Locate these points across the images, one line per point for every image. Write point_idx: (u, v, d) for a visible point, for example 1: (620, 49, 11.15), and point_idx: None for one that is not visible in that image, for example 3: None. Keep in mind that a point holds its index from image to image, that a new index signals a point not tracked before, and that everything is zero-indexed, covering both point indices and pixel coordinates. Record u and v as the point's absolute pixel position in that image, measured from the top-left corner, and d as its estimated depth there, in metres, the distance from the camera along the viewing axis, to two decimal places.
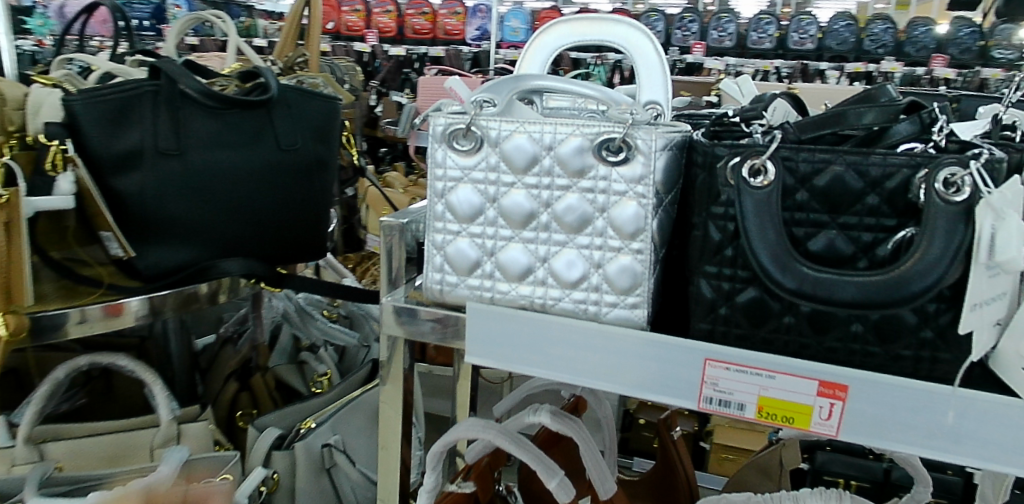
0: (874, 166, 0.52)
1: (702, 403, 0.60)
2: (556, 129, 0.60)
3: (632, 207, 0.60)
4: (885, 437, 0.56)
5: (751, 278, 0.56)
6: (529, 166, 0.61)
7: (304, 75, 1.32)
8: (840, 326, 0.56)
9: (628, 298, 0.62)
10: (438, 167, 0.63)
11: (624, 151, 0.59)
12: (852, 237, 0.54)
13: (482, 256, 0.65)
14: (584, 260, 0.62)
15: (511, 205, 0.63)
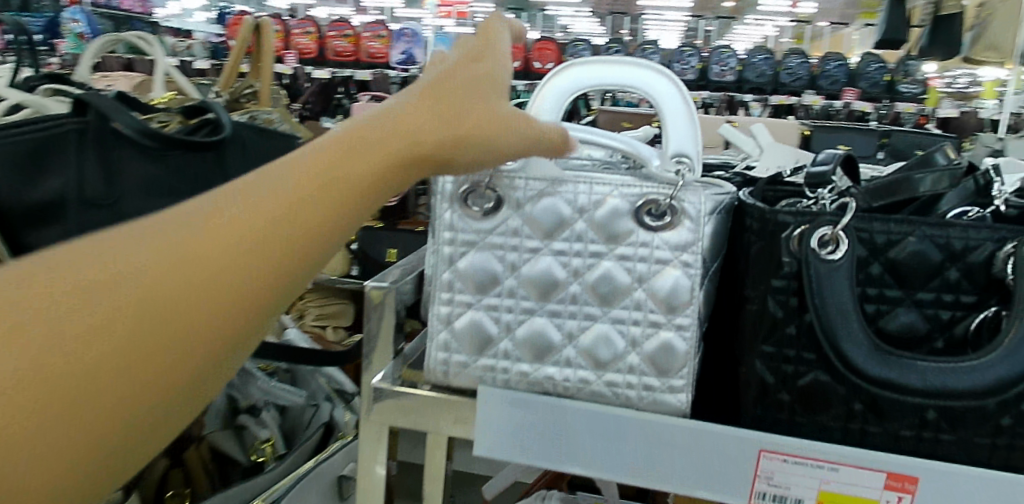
0: (955, 239, 0.47)
1: (754, 500, 0.52)
2: (590, 189, 0.53)
3: (679, 277, 0.52)
4: None
5: (813, 359, 0.50)
6: (558, 231, 0.54)
7: (256, 109, 1.21)
8: (912, 413, 0.50)
9: (672, 380, 0.54)
10: (448, 229, 0.55)
11: (668, 216, 0.52)
12: (928, 315, 0.48)
13: (499, 333, 0.56)
14: (619, 337, 0.55)
15: (535, 273, 0.55)
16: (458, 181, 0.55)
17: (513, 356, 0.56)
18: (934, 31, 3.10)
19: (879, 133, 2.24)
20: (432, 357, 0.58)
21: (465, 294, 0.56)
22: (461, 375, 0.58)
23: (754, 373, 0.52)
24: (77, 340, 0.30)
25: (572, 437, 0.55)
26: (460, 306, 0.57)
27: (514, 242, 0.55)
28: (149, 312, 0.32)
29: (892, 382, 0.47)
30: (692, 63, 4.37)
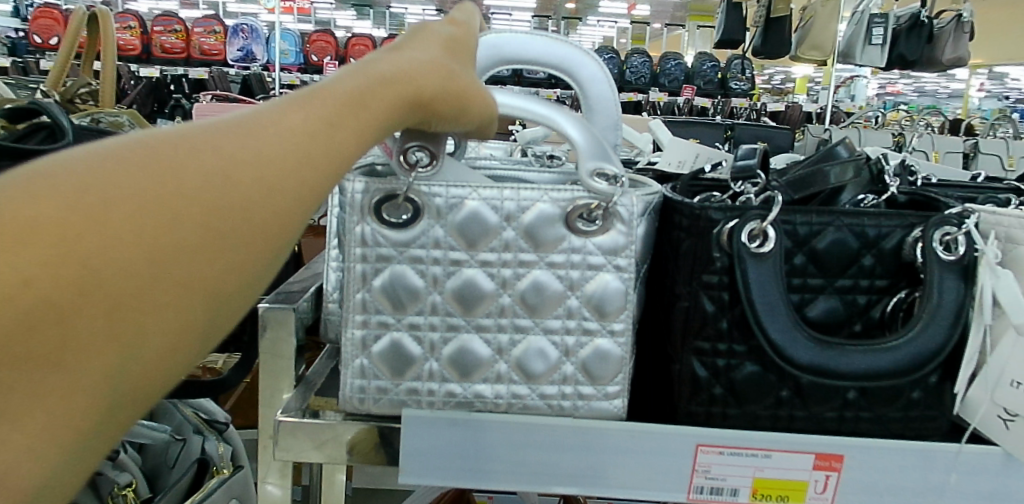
0: (870, 226, 0.49)
1: (693, 494, 0.52)
2: (519, 195, 0.49)
3: (616, 284, 0.51)
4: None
5: (748, 351, 0.50)
6: (486, 241, 0.50)
7: (99, 111, 1.06)
8: (837, 395, 0.51)
9: (609, 388, 0.52)
10: (361, 245, 0.49)
11: (601, 220, 0.50)
12: (848, 300, 0.50)
13: (424, 354, 0.52)
14: (554, 348, 0.52)
15: (463, 288, 0.51)
16: (370, 191, 0.49)
17: (442, 377, 0.52)
18: (761, 32, 3.38)
19: (724, 126, 2.40)
20: (348, 385, 0.52)
21: (383, 314, 0.51)
22: (383, 400, 0.52)
23: (687, 370, 0.51)
24: (84, 315, 0.26)
25: (509, 453, 0.52)
26: (377, 326, 0.51)
27: (437, 254, 0.50)
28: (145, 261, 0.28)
29: (825, 370, 0.48)
30: None
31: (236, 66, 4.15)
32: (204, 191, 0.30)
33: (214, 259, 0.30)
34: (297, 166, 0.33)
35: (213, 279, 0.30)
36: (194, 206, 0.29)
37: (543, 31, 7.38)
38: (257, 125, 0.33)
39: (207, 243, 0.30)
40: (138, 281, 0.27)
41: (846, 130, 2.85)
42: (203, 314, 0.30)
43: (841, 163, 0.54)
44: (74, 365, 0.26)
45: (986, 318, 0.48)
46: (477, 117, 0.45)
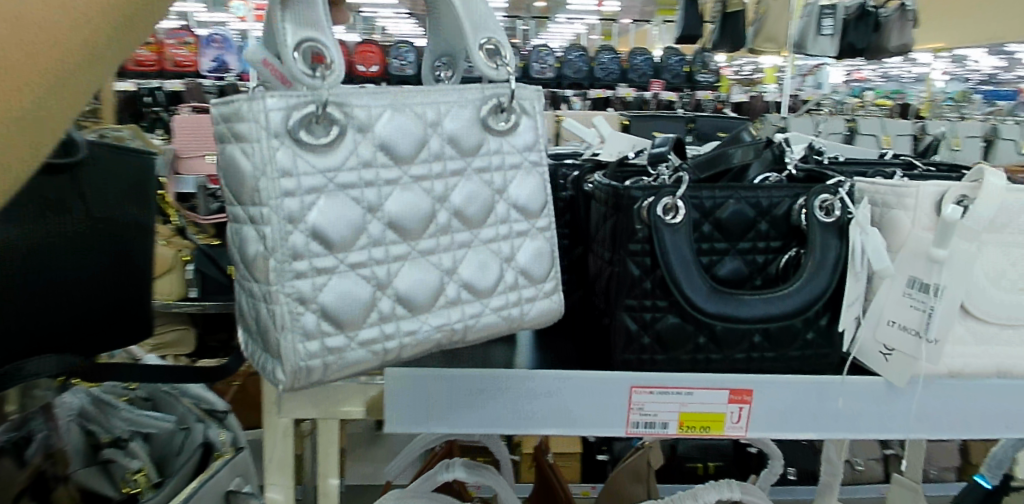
0: (763, 198, 0.60)
1: (630, 428, 0.62)
2: (438, 100, 0.49)
3: (534, 180, 0.54)
4: (788, 427, 0.62)
5: (669, 305, 0.61)
6: (416, 152, 0.49)
7: (104, 128, 1.11)
8: (744, 339, 0.62)
9: (546, 285, 0.56)
10: (286, 177, 0.45)
11: (510, 117, 0.52)
12: (748, 260, 0.60)
13: (374, 291, 0.48)
14: (495, 259, 0.53)
15: (401, 209, 0.48)
16: (285, 107, 0.44)
17: (395, 314, 0.49)
18: (719, 27, 3.48)
19: (686, 117, 2.50)
20: (300, 351, 0.46)
21: (323, 257, 0.46)
22: (343, 361, 0.48)
23: (621, 324, 0.62)
24: None
25: (474, 402, 0.61)
26: (321, 274, 0.46)
27: (369, 177, 0.47)
28: None
29: (731, 316, 0.59)
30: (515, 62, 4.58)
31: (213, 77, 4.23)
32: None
33: None
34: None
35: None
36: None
37: (515, 30, 7.49)
38: None
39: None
40: None
41: (805, 116, 2.98)
42: None
43: (744, 146, 0.64)
44: None
45: (860, 268, 0.59)
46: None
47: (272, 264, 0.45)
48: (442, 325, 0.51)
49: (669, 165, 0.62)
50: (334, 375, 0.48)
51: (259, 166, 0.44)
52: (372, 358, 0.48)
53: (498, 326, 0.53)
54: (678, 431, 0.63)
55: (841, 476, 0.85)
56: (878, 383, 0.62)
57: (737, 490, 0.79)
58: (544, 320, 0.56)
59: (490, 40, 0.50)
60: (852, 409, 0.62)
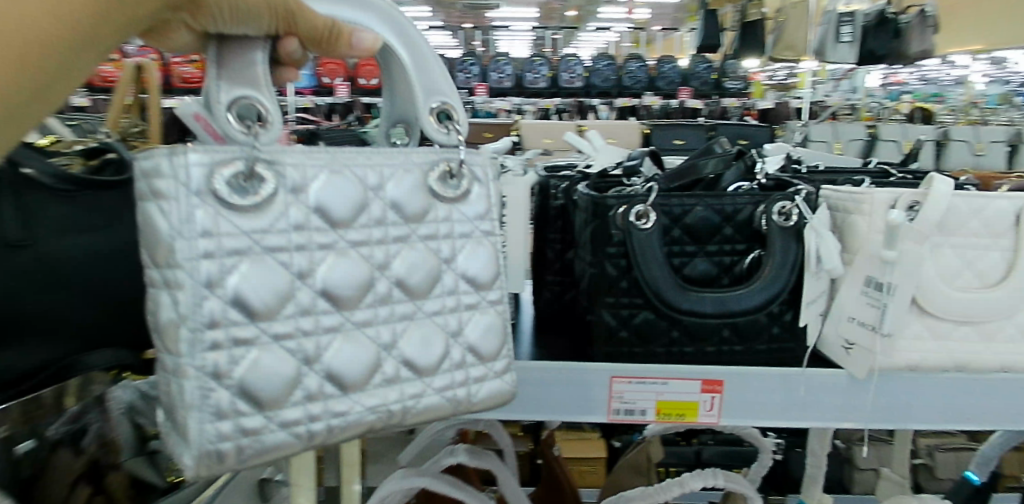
0: (728, 205, 0.66)
1: (612, 415, 0.68)
2: (380, 163, 0.48)
3: (484, 250, 0.53)
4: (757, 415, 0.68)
5: (643, 302, 0.68)
6: (354, 216, 0.46)
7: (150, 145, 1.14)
8: (713, 334, 0.68)
9: (496, 364, 0.53)
10: (206, 236, 0.41)
11: (459, 184, 0.51)
12: (715, 261, 0.67)
13: (300, 367, 0.45)
14: (439, 335, 0.50)
15: (337, 279, 0.46)
16: (207, 163, 0.41)
17: (322, 394, 0.45)
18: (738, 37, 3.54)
19: (706, 125, 2.55)
20: (210, 431, 0.42)
21: (241, 327, 0.43)
22: (260, 445, 0.43)
23: (601, 320, 0.69)
24: None
25: None
26: (238, 346, 0.43)
27: (301, 240, 0.44)
28: None
29: (697, 311, 0.66)
30: (544, 72, 4.69)
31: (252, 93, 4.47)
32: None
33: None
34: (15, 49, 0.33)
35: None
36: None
37: (546, 40, 7.58)
38: None
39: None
40: None
41: (828, 123, 2.99)
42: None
43: (717, 157, 0.71)
44: None
45: (815, 269, 0.65)
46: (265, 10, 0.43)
47: (183, 334, 0.41)
48: (379, 406, 0.47)
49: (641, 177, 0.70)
50: (247, 462, 0.43)
51: (174, 224, 0.41)
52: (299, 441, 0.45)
53: (443, 408, 0.50)
54: (657, 419, 0.68)
55: (824, 469, 0.90)
56: (838, 375, 0.67)
57: (721, 477, 0.86)
58: (488, 402, 0.53)
59: (442, 106, 0.52)
60: (815, 399, 0.67)
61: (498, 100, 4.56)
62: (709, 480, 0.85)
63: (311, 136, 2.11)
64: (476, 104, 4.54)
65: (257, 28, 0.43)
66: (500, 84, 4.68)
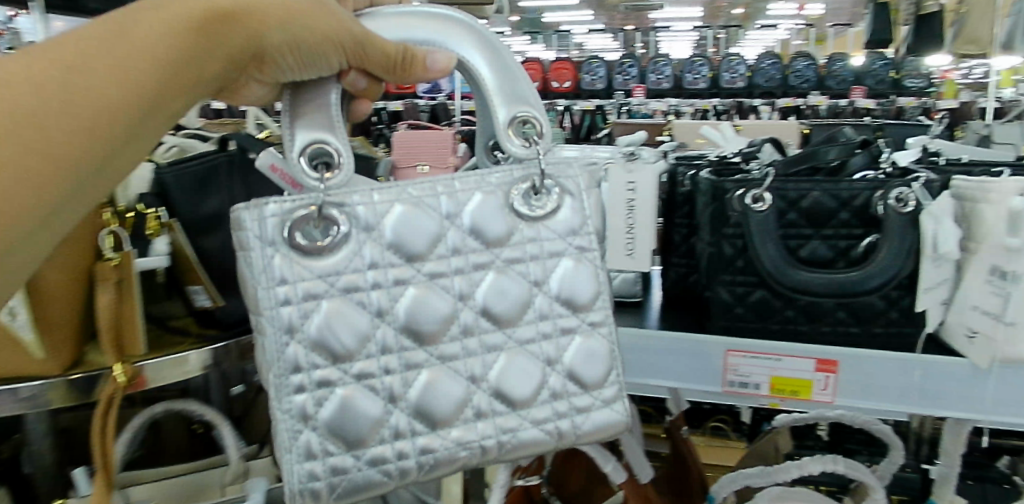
0: (844, 190, 0.71)
1: (725, 386, 0.71)
2: (454, 194, 0.54)
3: (576, 272, 0.57)
4: (874, 398, 0.69)
5: (758, 281, 0.73)
6: (430, 249, 0.53)
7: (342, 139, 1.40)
8: (829, 315, 0.72)
9: (603, 392, 0.58)
10: (282, 284, 0.50)
11: (541, 202, 0.56)
12: (831, 245, 0.71)
13: (388, 405, 0.53)
14: (535, 363, 0.56)
15: (419, 312, 0.53)
16: (280, 214, 0.50)
17: (410, 430, 0.53)
18: (914, 29, 3.45)
19: (873, 125, 2.45)
20: (302, 472, 0.51)
21: (325, 369, 0.51)
22: (350, 483, 0.52)
23: (719, 296, 0.75)
24: (21, 154, 0.48)
25: None
26: (322, 388, 0.51)
27: (376, 278, 0.52)
28: (51, 120, 0.49)
29: (805, 289, 0.69)
30: (703, 72, 4.68)
31: (424, 96, 4.87)
32: (59, 114, 0.49)
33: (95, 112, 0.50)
34: (137, 95, 0.51)
35: (92, 177, 0.52)
36: (65, 129, 0.49)
37: (707, 41, 7.48)
38: (141, 25, 0.51)
39: (69, 150, 0.50)
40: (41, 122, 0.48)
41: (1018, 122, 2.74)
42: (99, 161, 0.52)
43: (839, 145, 0.75)
44: (28, 181, 0.49)
45: (933, 252, 0.67)
46: (333, 43, 0.50)
47: (272, 379, 0.50)
48: (467, 443, 0.54)
49: (759, 162, 0.80)
50: (342, 498, 0.52)
51: (256, 275, 0.50)
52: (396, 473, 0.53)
53: (543, 441, 0.56)
54: (769, 394, 0.71)
55: (958, 470, 0.90)
56: (961, 363, 0.66)
57: (841, 462, 0.85)
58: (591, 434, 0.58)
59: (523, 116, 0.54)
60: (934, 386, 0.67)
61: (654, 101, 4.61)
62: (828, 466, 0.86)
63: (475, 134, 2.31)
64: (633, 105, 4.62)
65: (327, 61, 0.51)
66: (658, 85, 4.73)
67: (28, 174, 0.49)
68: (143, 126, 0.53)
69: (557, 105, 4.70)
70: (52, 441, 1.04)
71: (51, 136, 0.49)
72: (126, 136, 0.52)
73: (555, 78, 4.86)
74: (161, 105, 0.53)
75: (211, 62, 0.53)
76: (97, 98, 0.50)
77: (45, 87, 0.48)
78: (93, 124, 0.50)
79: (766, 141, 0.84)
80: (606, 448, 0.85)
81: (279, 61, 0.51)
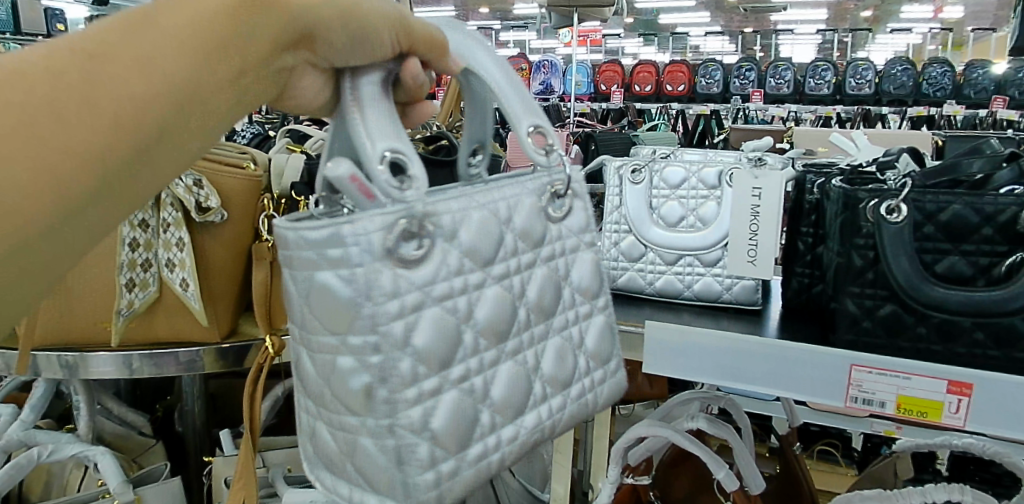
0: (987, 204, 0.68)
1: (849, 401, 0.70)
2: (505, 196, 0.53)
3: (589, 260, 0.59)
4: (1012, 427, 0.64)
5: (889, 295, 0.71)
6: (496, 250, 0.52)
7: (472, 139, 1.48)
8: (965, 335, 0.68)
9: (611, 364, 0.61)
10: (391, 298, 0.46)
11: (565, 203, 0.57)
12: (971, 261, 0.69)
13: (476, 403, 0.51)
14: (568, 349, 0.57)
15: (491, 314, 0.51)
16: (383, 227, 0.45)
17: (495, 425, 0.52)
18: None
19: None
20: (422, 484, 0.48)
21: (432, 379, 0.48)
22: (459, 479, 0.50)
23: (845, 308, 0.74)
24: (56, 157, 0.40)
25: (710, 358, 0.76)
26: (429, 397, 0.48)
27: (461, 283, 0.49)
28: (81, 110, 0.40)
29: (940, 305, 0.68)
30: (827, 78, 4.52)
31: (536, 98, 4.96)
32: (77, 121, 0.40)
33: (132, 99, 0.42)
34: (177, 82, 0.44)
35: (105, 191, 0.43)
36: (75, 139, 0.40)
37: (832, 45, 7.16)
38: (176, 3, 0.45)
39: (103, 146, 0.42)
40: (69, 117, 0.40)
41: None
42: (136, 158, 0.44)
43: (984, 156, 0.73)
44: (61, 190, 0.41)
45: None
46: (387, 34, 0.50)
47: (384, 394, 0.46)
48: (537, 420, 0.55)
49: (895, 171, 0.77)
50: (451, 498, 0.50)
51: (365, 291, 0.45)
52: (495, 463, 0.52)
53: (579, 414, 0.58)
54: (895, 413, 0.69)
55: None
56: None
57: (969, 493, 0.81)
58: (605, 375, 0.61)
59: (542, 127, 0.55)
60: None
61: (773, 106, 4.48)
62: (954, 494, 0.81)
63: (588, 136, 2.35)
64: (749, 110, 4.51)
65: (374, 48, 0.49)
66: (777, 90, 4.59)
67: (62, 177, 0.40)
68: (172, 132, 0.45)
69: (670, 109, 4.66)
70: (203, 404, 1.15)
71: (68, 145, 0.40)
72: (150, 140, 0.44)
73: (669, 81, 4.82)
74: (191, 106, 0.46)
75: (253, 45, 0.48)
76: (120, 101, 0.42)
77: (65, 74, 0.40)
78: (110, 131, 0.42)
79: (904, 150, 0.82)
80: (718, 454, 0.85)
81: (332, 38, 0.50)
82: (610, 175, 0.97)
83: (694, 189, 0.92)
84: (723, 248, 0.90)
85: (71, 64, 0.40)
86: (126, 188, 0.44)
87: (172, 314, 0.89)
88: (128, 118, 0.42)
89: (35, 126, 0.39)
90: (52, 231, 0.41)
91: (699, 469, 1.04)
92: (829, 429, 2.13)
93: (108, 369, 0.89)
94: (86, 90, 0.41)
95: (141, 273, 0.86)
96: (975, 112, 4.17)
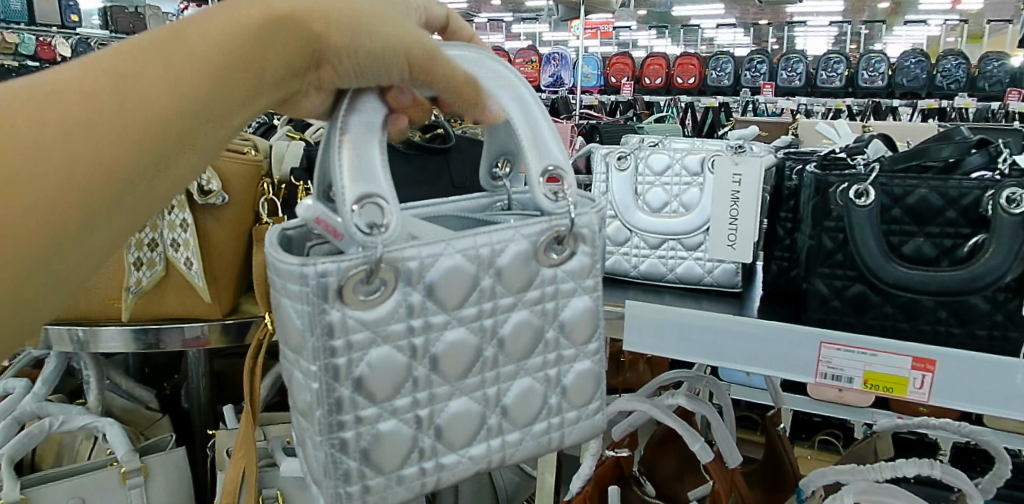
0: (952, 189, 0.71)
1: (818, 377, 0.72)
2: (490, 239, 0.51)
3: (585, 301, 0.56)
4: (971, 400, 0.67)
5: (857, 276, 0.75)
6: None
7: (468, 128, 1.54)
8: (929, 313, 0.71)
9: (590, 407, 0.58)
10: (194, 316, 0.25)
11: (568, 248, 0.54)
12: (936, 243, 0.72)
13: (411, 361, 0.49)
14: (547, 318, 0.54)
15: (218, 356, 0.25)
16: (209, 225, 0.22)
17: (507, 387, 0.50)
18: None
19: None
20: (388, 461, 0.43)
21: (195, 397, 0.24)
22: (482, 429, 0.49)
23: (817, 288, 0.77)
24: (101, 171, 0.44)
25: (688, 335, 0.79)
26: (359, 351, 0.47)
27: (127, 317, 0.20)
28: (114, 120, 0.44)
29: (906, 284, 0.70)
30: (839, 70, 4.51)
31: (547, 90, 4.99)
32: (118, 112, 0.44)
33: (165, 113, 0.46)
34: (206, 93, 0.48)
35: (135, 192, 0.46)
36: (137, 111, 0.45)
37: (848, 38, 7.12)
38: (204, 22, 0.48)
39: (137, 156, 0.45)
40: (106, 132, 0.44)
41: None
42: (170, 164, 0.48)
43: (953, 143, 0.75)
44: (108, 199, 0.45)
45: None
46: (398, 53, 0.49)
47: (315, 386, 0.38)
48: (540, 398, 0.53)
49: (865, 157, 0.81)
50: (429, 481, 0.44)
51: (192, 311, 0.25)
52: (492, 453, 0.54)
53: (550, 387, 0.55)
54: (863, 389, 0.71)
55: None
56: None
57: (939, 467, 0.84)
58: (576, 401, 0.57)
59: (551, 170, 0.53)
60: None
61: (783, 99, 4.48)
62: (923, 468, 0.84)
63: (593, 127, 2.38)
64: (759, 102, 4.52)
65: (386, 71, 0.50)
66: (789, 82, 4.58)
67: (99, 182, 0.44)
68: (206, 134, 0.49)
69: (680, 100, 4.67)
70: (207, 381, 1.20)
71: (112, 136, 0.44)
72: (182, 138, 0.48)
73: (680, 73, 4.82)
74: (226, 108, 0.49)
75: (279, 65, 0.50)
76: (161, 101, 0.46)
77: (98, 95, 0.44)
78: (166, 108, 0.46)
79: (876, 137, 0.85)
80: (694, 427, 0.88)
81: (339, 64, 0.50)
82: (597, 162, 1.00)
83: (677, 176, 0.94)
84: (704, 232, 0.93)
85: (107, 84, 0.44)
86: (163, 192, 0.48)
87: (179, 290, 0.94)
88: (164, 133, 0.46)
89: (74, 139, 0.43)
90: (92, 236, 0.45)
91: (684, 448, 1.06)
92: (830, 419, 2.16)
93: (115, 343, 0.93)
94: (116, 106, 0.44)
95: (148, 252, 0.91)
96: (989, 105, 4.17)
